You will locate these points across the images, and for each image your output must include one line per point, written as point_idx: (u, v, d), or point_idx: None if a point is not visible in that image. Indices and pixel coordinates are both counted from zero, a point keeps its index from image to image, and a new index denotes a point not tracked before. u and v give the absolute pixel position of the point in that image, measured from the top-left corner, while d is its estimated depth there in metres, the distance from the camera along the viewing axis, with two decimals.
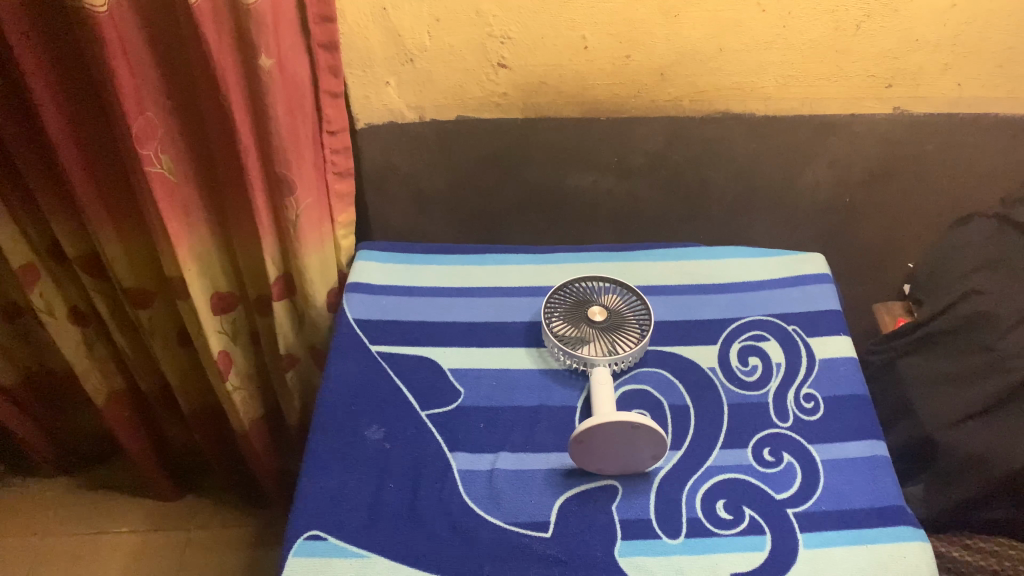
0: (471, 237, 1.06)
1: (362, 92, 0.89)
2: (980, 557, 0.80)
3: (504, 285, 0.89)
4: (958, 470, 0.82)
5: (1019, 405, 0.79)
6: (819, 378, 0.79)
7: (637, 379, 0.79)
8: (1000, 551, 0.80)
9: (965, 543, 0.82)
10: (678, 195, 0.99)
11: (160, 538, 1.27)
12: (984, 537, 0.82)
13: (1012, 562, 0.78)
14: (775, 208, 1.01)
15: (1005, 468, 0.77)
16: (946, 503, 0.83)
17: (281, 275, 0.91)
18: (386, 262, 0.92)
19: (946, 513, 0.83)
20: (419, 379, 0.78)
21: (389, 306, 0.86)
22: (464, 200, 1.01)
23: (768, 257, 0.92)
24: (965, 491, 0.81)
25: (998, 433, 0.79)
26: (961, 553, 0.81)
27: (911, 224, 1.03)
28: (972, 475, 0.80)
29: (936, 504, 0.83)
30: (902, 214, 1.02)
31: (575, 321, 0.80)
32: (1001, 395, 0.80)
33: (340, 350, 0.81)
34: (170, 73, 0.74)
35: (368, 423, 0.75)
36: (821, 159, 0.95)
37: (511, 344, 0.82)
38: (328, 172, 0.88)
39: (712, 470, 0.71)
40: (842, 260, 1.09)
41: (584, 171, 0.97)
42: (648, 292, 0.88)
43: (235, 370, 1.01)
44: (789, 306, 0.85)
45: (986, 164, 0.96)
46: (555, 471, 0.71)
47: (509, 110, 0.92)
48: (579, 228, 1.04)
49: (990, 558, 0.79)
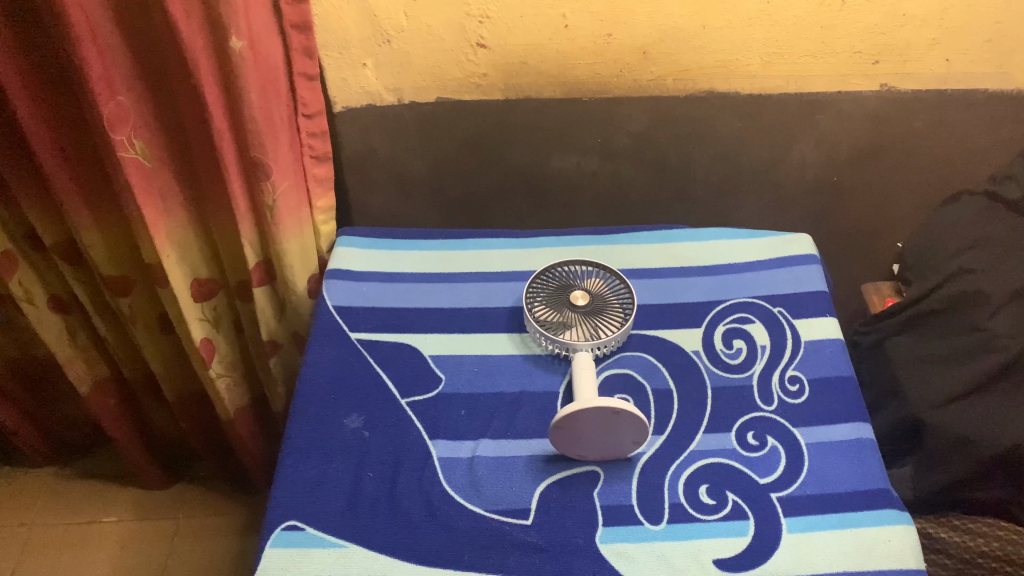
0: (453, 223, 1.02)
1: (338, 74, 0.85)
2: (968, 538, 0.82)
3: (485, 270, 0.87)
4: (947, 451, 0.82)
5: (1006, 385, 0.80)
6: (804, 360, 0.77)
7: (619, 364, 0.77)
8: (990, 532, 0.81)
9: (953, 523, 0.85)
10: (665, 177, 0.95)
11: (149, 526, 1.27)
12: (975, 517, 0.83)
13: (999, 543, 0.80)
14: (761, 188, 0.97)
15: (995, 449, 0.77)
16: (933, 485, 0.84)
17: (260, 261, 0.90)
18: (366, 248, 0.89)
19: (934, 494, 0.85)
20: (399, 366, 0.77)
21: (369, 293, 0.84)
22: (447, 183, 0.97)
23: (755, 237, 0.90)
24: (954, 473, 0.82)
25: (988, 414, 0.80)
26: (950, 535, 0.84)
27: (907, 205, 1.00)
28: (965, 456, 0.80)
29: (924, 488, 0.85)
30: (896, 193, 0.98)
31: (557, 305, 0.78)
32: (989, 375, 0.80)
33: (320, 336, 0.80)
34: (140, 57, 0.72)
35: (346, 410, 0.73)
36: (808, 137, 0.91)
37: (492, 330, 0.80)
38: (306, 156, 0.85)
39: (695, 455, 0.70)
40: (831, 245, 1.05)
41: (566, 154, 0.94)
42: (633, 275, 0.86)
43: (218, 357, 1.00)
44: (775, 288, 0.84)
45: (980, 142, 0.92)
46: (536, 457, 0.70)
47: (489, 91, 0.87)
48: (562, 217, 1.01)
49: (978, 538, 0.81)
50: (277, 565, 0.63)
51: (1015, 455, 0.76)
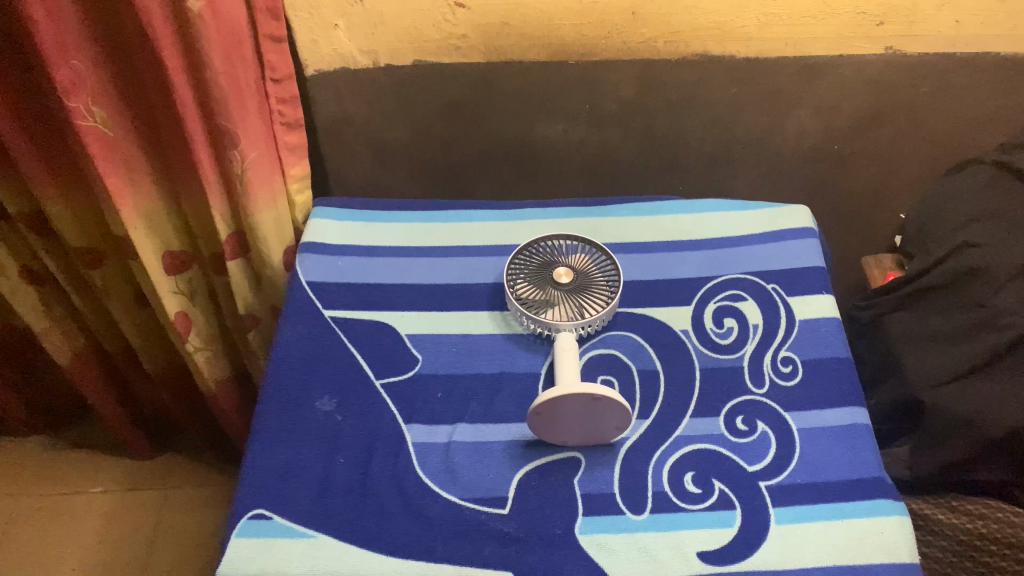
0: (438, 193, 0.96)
1: (308, 36, 0.78)
2: (964, 518, 0.83)
3: (466, 244, 0.82)
4: (946, 432, 0.80)
5: (1009, 365, 0.76)
6: (798, 340, 0.74)
7: (604, 344, 0.74)
8: (987, 514, 0.82)
9: (950, 504, 0.85)
10: (657, 147, 0.89)
11: (135, 497, 1.25)
12: (972, 498, 0.84)
13: (996, 525, 0.81)
14: (757, 159, 0.90)
15: (996, 431, 0.75)
16: (931, 465, 0.83)
17: (233, 233, 0.86)
18: (343, 219, 0.85)
19: (932, 473, 0.83)
20: (374, 346, 0.73)
21: (345, 268, 0.80)
22: (428, 151, 0.91)
23: (750, 208, 0.86)
24: (953, 454, 0.80)
25: (990, 394, 0.77)
26: (946, 515, 0.85)
27: (920, 175, 0.93)
28: (964, 438, 0.78)
29: (920, 467, 0.84)
30: (909, 162, 0.91)
31: (541, 283, 0.74)
32: (991, 354, 0.77)
33: (291, 314, 0.76)
34: (95, 19, 0.67)
35: (318, 392, 0.70)
36: (806, 104, 0.84)
37: (473, 307, 0.77)
38: (276, 123, 0.81)
39: (681, 440, 0.67)
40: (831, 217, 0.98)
41: (553, 120, 0.86)
42: (621, 250, 0.82)
43: (195, 331, 0.97)
44: (769, 263, 0.80)
45: (992, 112, 0.85)
46: (514, 442, 0.67)
47: (469, 54, 0.81)
48: (550, 185, 0.94)
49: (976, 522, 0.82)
50: (243, 556, 0.60)
51: (1015, 437, 0.74)
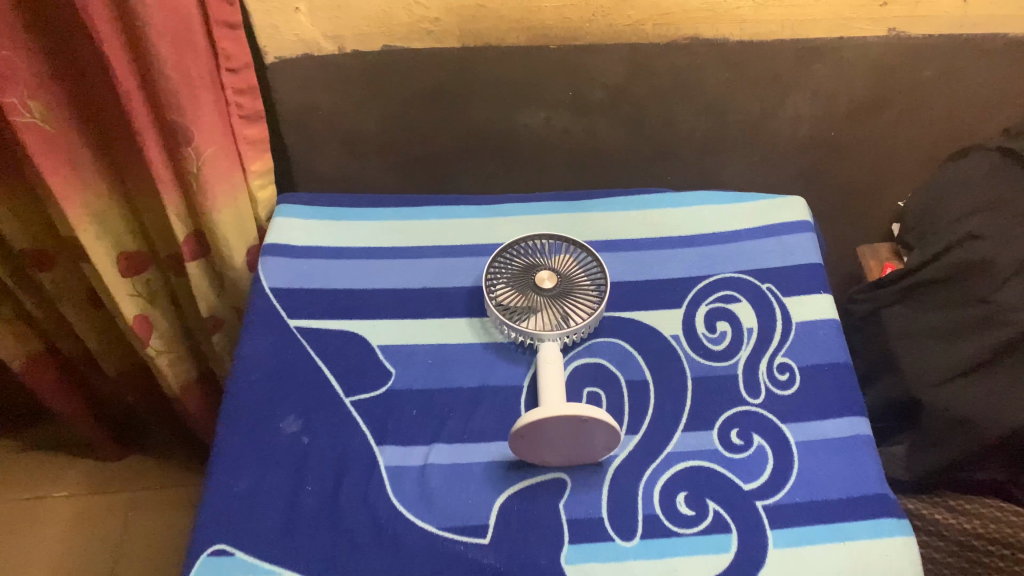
0: (411, 186, 0.90)
1: (266, 20, 0.72)
2: (964, 518, 0.80)
3: (442, 244, 0.77)
4: (945, 433, 0.77)
5: (1012, 364, 0.72)
6: (795, 345, 0.70)
7: (590, 353, 0.70)
8: (987, 513, 0.78)
9: (948, 503, 0.82)
10: (644, 135, 0.83)
11: (103, 500, 1.20)
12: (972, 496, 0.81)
13: (996, 525, 0.77)
14: (750, 147, 0.85)
15: (996, 432, 0.72)
16: (931, 465, 0.80)
17: (190, 234, 0.80)
18: (309, 218, 0.79)
19: (931, 473, 0.80)
20: (343, 359, 0.69)
21: (311, 272, 0.74)
22: (400, 142, 0.85)
23: (743, 200, 0.81)
24: (952, 454, 0.77)
25: (990, 394, 0.73)
26: (945, 515, 0.81)
27: (920, 161, 0.88)
28: (961, 437, 0.75)
29: (919, 467, 0.81)
30: (908, 148, 0.86)
31: (523, 288, 0.70)
32: (993, 353, 0.73)
33: (253, 325, 0.71)
34: (27, 6, 0.61)
35: (283, 412, 0.66)
36: (803, 90, 0.79)
37: (449, 314, 0.72)
38: (234, 116, 0.74)
39: (672, 457, 0.63)
40: (826, 206, 0.94)
41: (534, 108, 0.81)
42: (606, 249, 0.77)
43: (157, 334, 0.91)
44: (764, 261, 0.75)
45: (999, 94, 0.80)
46: (495, 463, 0.63)
47: (443, 39, 0.74)
48: (530, 176, 0.89)
49: (976, 521, 0.78)
50: None
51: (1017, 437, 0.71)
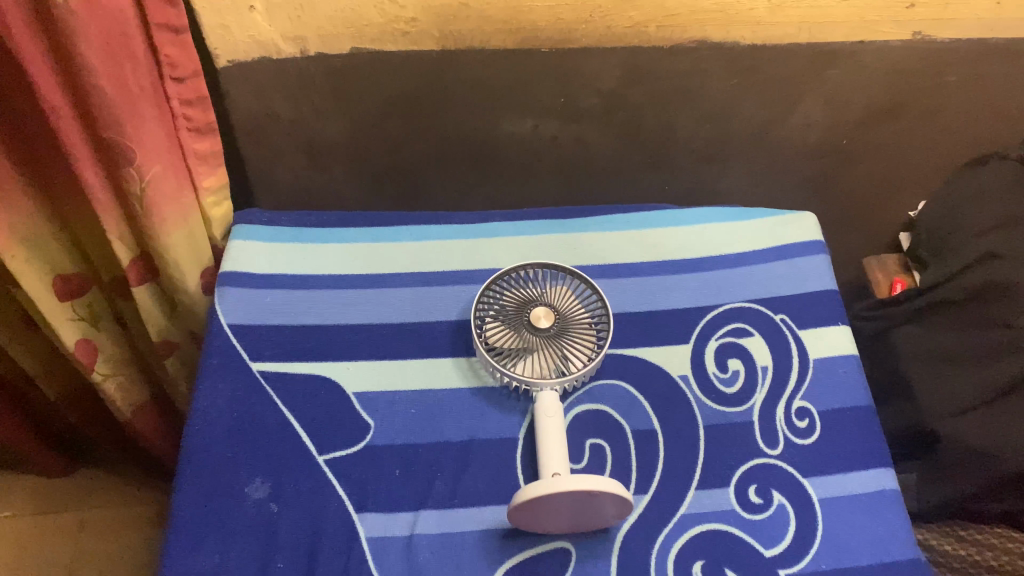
0: (383, 197, 0.82)
1: (216, 19, 0.62)
2: (973, 550, 0.71)
3: (421, 269, 0.69)
4: (960, 463, 0.71)
5: None
6: (812, 386, 0.64)
7: (591, 398, 0.63)
8: (998, 546, 0.70)
9: (957, 533, 0.73)
10: (641, 144, 0.76)
11: (49, 523, 1.11)
12: (980, 528, 0.72)
13: (1008, 559, 0.69)
14: (754, 156, 0.78)
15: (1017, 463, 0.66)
16: (944, 495, 0.73)
17: (136, 256, 0.70)
18: (271, 240, 0.70)
19: (944, 505, 0.73)
20: (315, 410, 0.61)
21: (275, 306, 0.66)
22: (371, 151, 0.76)
23: (752, 216, 0.74)
24: (968, 484, 0.70)
25: (1011, 422, 0.68)
26: (952, 546, 0.73)
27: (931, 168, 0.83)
28: (975, 467, 0.69)
29: (930, 498, 0.74)
30: (922, 155, 0.80)
31: (515, 325, 0.62)
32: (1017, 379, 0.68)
33: (211, 370, 0.62)
34: None
35: (248, 473, 0.57)
36: (816, 97, 0.72)
37: (432, 354, 0.64)
38: (181, 128, 0.65)
39: (686, 520, 0.57)
40: (830, 214, 0.88)
41: (520, 115, 0.72)
42: (604, 274, 0.70)
43: (103, 357, 0.81)
44: (776, 287, 0.69)
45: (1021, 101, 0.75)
46: (490, 532, 0.56)
47: (419, 41, 0.66)
48: (515, 186, 0.81)
49: (984, 551, 0.70)
50: None
51: None
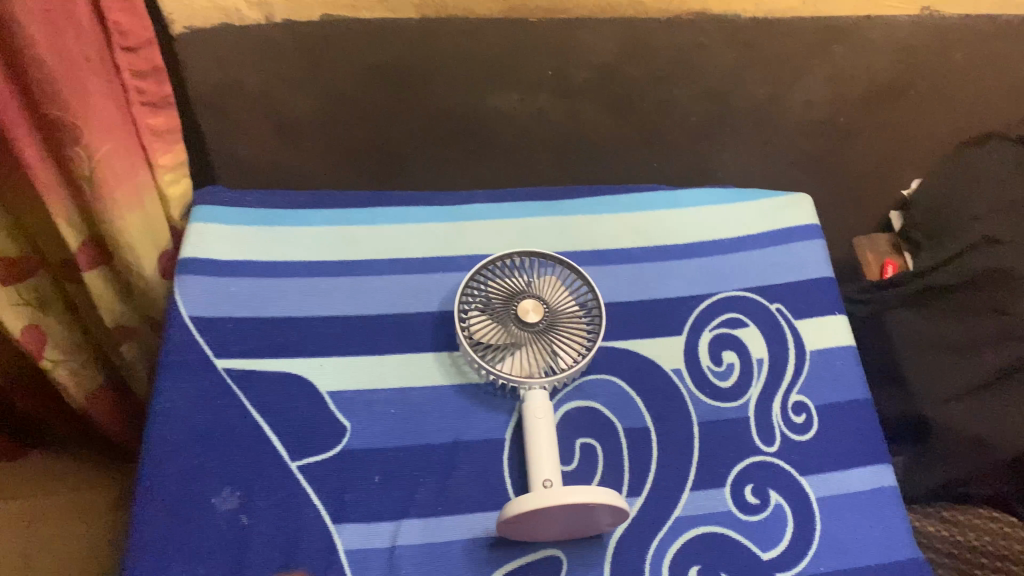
0: (355, 178, 0.76)
1: None
2: (956, 530, 0.69)
3: (400, 257, 0.65)
4: (952, 451, 0.70)
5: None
6: (810, 380, 0.61)
7: (581, 395, 0.59)
8: (980, 524, 0.68)
9: (939, 514, 0.71)
10: (632, 121, 0.72)
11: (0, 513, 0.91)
12: (963, 508, 0.70)
13: (990, 537, 0.67)
14: (747, 135, 0.75)
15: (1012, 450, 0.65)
16: (933, 482, 0.71)
17: (86, 240, 0.64)
18: (235, 223, 0.65)
19: (933, 493, 0.72)
20: (288, 413, 0.57)
21: (241, 297, 0.61)
22: (341, 131, 0.71)
23: (746, 199, 0.71)
24: (959, 470, 0.69)
25: (1005, 409, 0.67)
26: (935, 527, 0.70)
27: (924, 148, 0.80)
28: (970, 454, 0.68)
29: (918, 486, 0.72)
30: (916, 133, 0.78)
31: (502, 319, 0.58)
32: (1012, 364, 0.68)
33: (174, 369, 0.57)
34: None
35: (214, 484, 0.53)
36: (815, 73, 0.69)
37: (414, 349, 0.60)
38: (133, 101, 0.59)
39: (681, 523, 0.55)
40: (820, 195, 0.85)
41: (505, 90, 0.68)
42: (593, 261, 0.66)
43: (54, 344, 0.74)
44: (771, 275, 0.66)
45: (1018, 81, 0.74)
46: (477, 542, 0.53)
47: (400, 8, 0.62)
48: (497, 168, 0.77)
49: (970, 531, 0.68)
50: None
51: None
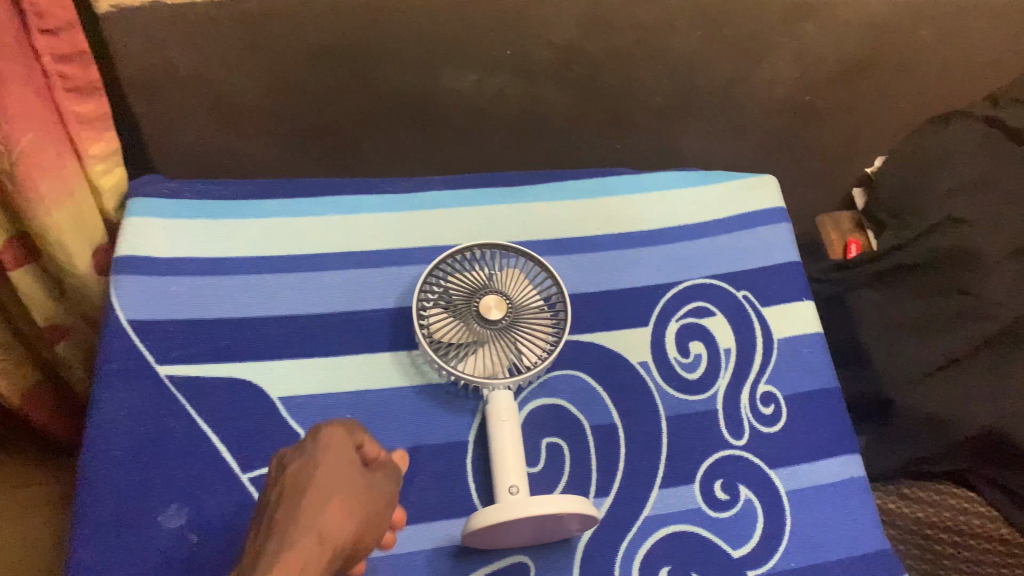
0: (303, 163, 0.73)
1: None
2: (916, 506, 0.70)
3: (353, 250, 0.62)
4: (914, 431, 0.69)
5: (986, 360, 0.66)
6: (778, 369, 0.60)
7: (546, 392, 0.57)
8: (939, 500, 0.70)
9: (900, 490, 0.72)
10: (594, 101, 0.69)
11: None
12: (922, 484, 0.71)
13: (948, 512, 0.69)
14: (712, 114, 0.73)
15: (966, 430, 0.64)
16: (895, 461, 0.71)
17: (13, 237, 0.60)
18: (175, 216, 0.61)
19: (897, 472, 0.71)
20: (238, 421, 0.54)
21: (184, 297, 0.58)
22: (288, 114, 0.67)
23: (711, 181, 0.69)
24: (920, 450, 0.69)
25: (962, 389, 0.66)
26: (897, 504, 0.72)
27: (887, 124, 0.79)
28: (930, 433, 0.67)
29: (882, 466, 0.71)
30: (880, 110, 0.77)
31: (463, 316, 0.55)
32: (971, 346, 0.66)
33: (112, 376, 0.54)
34: None
35: (160, 499, 0.50)
36: (782, 50, 0.67)
37: (370, 349, 0.58)
38: (55, 88, 0.54)
39: (651, 523, 0.53)
40: (783, 173, 0.84)
41: (462, 70, 0.65)
42: (555, 250, 0.63)
43: None
44: (737, 261, 0.65)
45: (982, 56, 0.72)
46: (441, 551, 0.51)
47: None
48: (453, 151, 0.73)
49: (927, 506, 0.70)
50: None
51: (993, 436, 0.64)
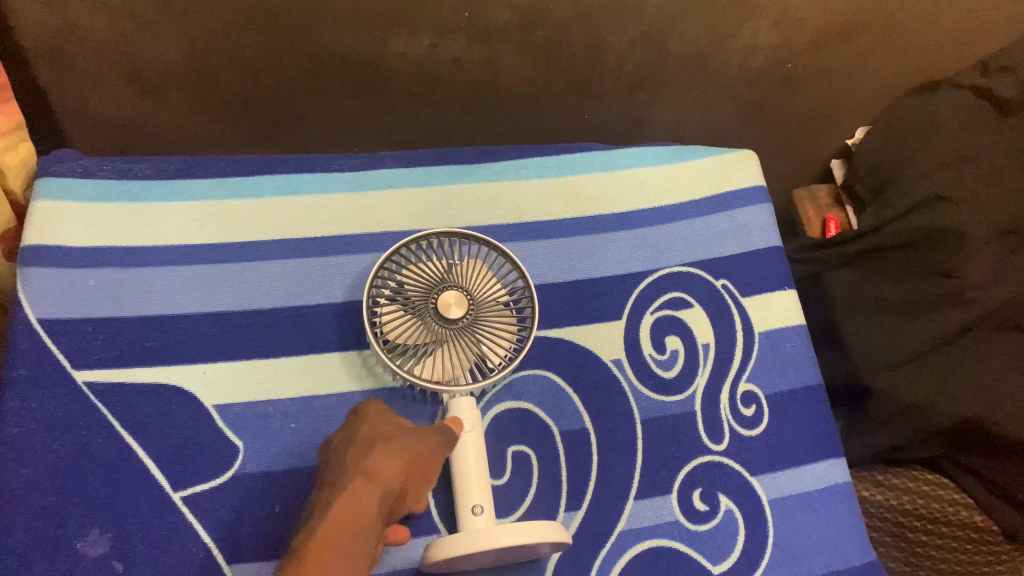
0: (238, 133, 0.65)
1: None
2: (891, 496, 0.67)
3: (296, 237, 0.55)
4: (888, 418, 0.65)
5: (965, 348, 0.62)
6: (758, 366, 0.56)
7: (511, 395, 0.53)
8: (912, 488, 0.66)
9: (873, 478, 0.69)
10: (560, 68, 0.63)
11: None
12: (896, 471, 0.68)
13: (921, 500, 0.66)
14: (688, 82, 0.68)
15: (942, 420, 0.61)
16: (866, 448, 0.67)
17: None
18: (92, 198, 0.54)
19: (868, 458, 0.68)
20: (169, 433, 0.48)
21: (104, 291, 0.51)
22: (218, 77, 0.59)
23: (688, 158, 0.63)
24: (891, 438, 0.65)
25: (939, 377, 0.62)
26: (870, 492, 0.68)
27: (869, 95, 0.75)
28: (903, 422, 0.64)
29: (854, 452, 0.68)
30: (863, 79, 0.72)
31: (421, 313, 0.49)
32: (950, 333, 0.62)
33: (19, 385, 0.47)
34: None
35: (78, 526, 0.45)
36: (764, 14, 0.62)
37: (316, 350, 0.52)
38: None
39: (625, 538, 0.49)
40: (759, 144, 0.79)
41: (413, 31, 0.58)
42: (520, 236, 0.58)
43: None
44: (716, 247, 0.60)
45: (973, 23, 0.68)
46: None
47: None
48: (405, 120, 0.67)
49: (901, 494, 0.67)
50: None
51: (969, 427, 0.60)
